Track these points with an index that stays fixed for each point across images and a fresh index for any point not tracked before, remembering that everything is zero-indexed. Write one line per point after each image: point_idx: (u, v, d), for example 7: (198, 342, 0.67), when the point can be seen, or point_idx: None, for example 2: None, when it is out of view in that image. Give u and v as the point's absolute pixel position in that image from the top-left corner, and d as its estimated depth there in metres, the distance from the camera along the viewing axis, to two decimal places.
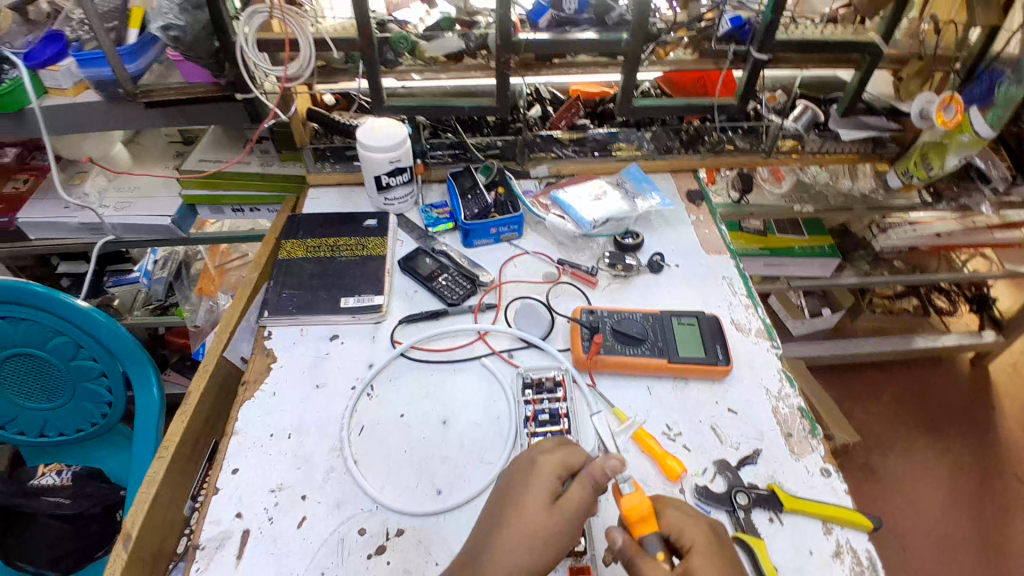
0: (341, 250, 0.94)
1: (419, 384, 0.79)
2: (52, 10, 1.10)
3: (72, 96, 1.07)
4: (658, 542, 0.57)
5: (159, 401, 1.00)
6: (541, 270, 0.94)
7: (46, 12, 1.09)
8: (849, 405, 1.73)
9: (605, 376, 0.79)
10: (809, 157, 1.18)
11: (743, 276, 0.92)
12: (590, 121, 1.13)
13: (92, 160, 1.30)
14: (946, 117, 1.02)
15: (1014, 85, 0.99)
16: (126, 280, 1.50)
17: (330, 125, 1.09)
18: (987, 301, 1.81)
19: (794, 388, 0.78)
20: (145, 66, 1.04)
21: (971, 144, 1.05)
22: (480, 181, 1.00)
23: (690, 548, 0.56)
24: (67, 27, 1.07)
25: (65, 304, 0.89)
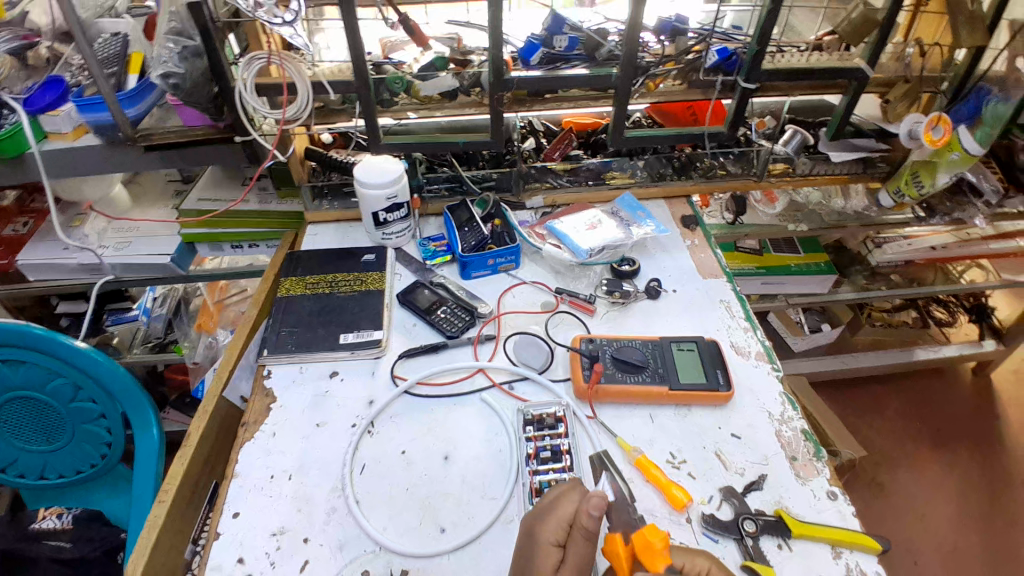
0: (339, 286, 0.94)
1: (419, 419, 0.78)
2: (52, 55, 1.12)
3: (72, 140, 1.09)
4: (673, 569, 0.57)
5: (159, 441, 0.99)
6: (538, 299, 0.94)
7: (45, 57, 1.11)
8: (853, 419, 1.72)
9: (606, 405, 0.78)
10: (800, 180, 1.20)
11: (740, 299, 0.93)
12: (583, 152, 1.14)
13: (92, 205, 1.31)
14: (934, 136, 1.06)
15: (1002, 104, 1.09)
16: (125, 318, 1.50)
17: (325, 163, 1.09)
18: (985, 311, 1.83)
19: (796, 410, 0.78)
20: (144, 110, 1.07)
21: (961, 163, 1.07)
22: (477, 214, 1.02)
23: (707, 574, 0.57)
24: (67, 72, 1.08)
25: (64, 346, 0.89)
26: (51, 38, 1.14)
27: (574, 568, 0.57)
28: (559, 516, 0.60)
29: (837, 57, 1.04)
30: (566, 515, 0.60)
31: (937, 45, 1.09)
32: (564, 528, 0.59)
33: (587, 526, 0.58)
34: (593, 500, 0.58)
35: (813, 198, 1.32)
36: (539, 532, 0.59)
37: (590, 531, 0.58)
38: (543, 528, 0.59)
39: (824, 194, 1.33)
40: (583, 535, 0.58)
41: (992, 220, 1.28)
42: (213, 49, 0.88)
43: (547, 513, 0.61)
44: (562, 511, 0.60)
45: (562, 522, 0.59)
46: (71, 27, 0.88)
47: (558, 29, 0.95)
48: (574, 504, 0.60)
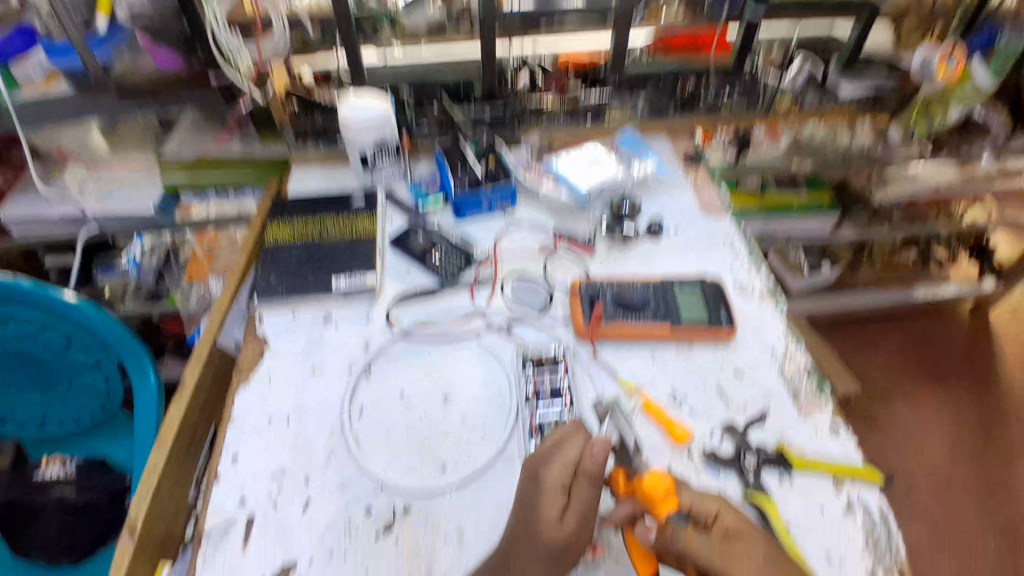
0: (329, 230, 0.91)
1: (417, 363, 0.77)
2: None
3: (45, 87, 1.13)
4: (682, 517, 0.56)
5: (157, 389, 0.98)
6: (536, 240, 0.91)
7: None
8: (850, 358, 1.73)
9: (607, 345, 0.77)
10: (807, 113, 1.14)
11: (746, 240, 0.90)
12: (580, 86, 1.07)
13: (66, 152, 1.20)
14: (949, 68, 1.07)
15: (1016, 40, 1.10)
16: (115, 271, 1.49)
17: (309, 102, 1.05)
18: (987, 251, 1.78)
19: (800, 347, 0.77)
20: (115, 54, 1.12)
21: (972, 95, 1.11)
22: (470, 153, 0.97)
23: (717, 515, 0.56)
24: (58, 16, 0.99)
25: (54, 296, 0.86)
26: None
27: (578, 512, 0.56)
28: (565, 458, 0.58)
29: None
30: (570, 458, 0.58)
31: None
32: (570, 470, 0.58)
33: (592, 470, 0.57)
34: (598, 445, 0.58)
35: None
36: (543, 474, 0.58)
37: (597, 476, 0.57)
38: (550, 469, 0.58)
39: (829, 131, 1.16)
40: (589, 481, 0.57)
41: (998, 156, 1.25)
42: None
43: (550, 457, 0.59)
44: (568, 453, 0.59)
45: (567, 465, 0.58)
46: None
47: None
48: (578, 448, 0.59)
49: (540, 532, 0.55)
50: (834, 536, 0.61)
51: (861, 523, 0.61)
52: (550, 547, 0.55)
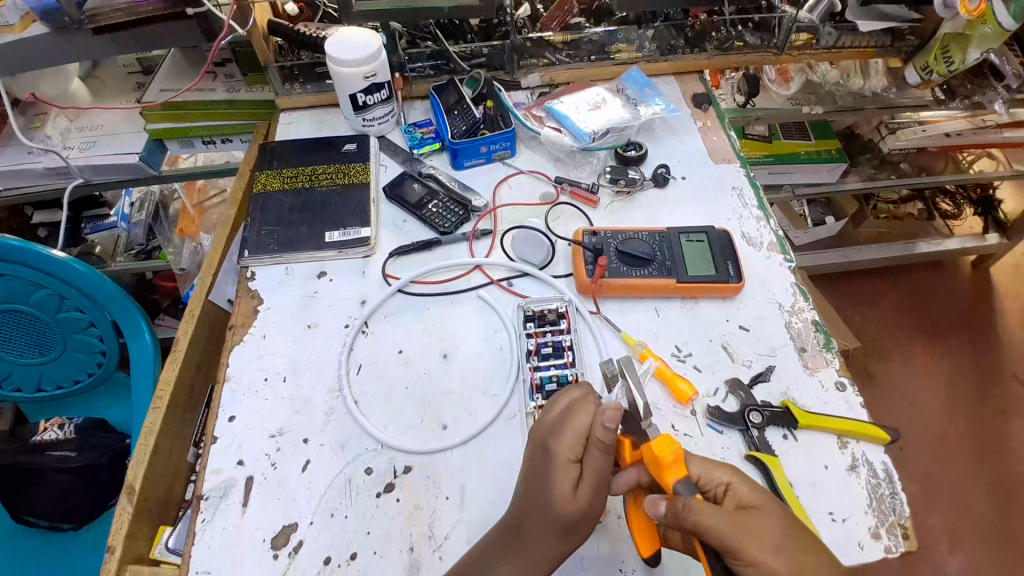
0: (320, 180, 0.87)
1: (415, 319, 0.75)
2: None
3: (18, 32, 0.95)
4: (691, 487, 0.52)
5: (153, 347, 0.97)
6: (537, 190, 0.87)
7: None
8: (850, 312, 1.72)
9: (610, 301, 0.75)
10: (822, 53, 1.08)
11: (754, 186, 0.86)
12: (585, 20, 1.00)
13: (41, 98, 1.16)
14: (969, 5, 0.91)
15: None
16: (103, 226, 1.43)
17: (293, 39, 0.96)
18: (993, 204, 1.77)
19: (808, 301, 0.75)
20: None
21: (994, 36, 0.93)
22: (467, 95, 0.92)
23: (728, 486, 0.53)
24: None
25: (41, 255, 0.84)
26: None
27: (591, 481, 0.55)
28: (576, 428, 0.57)
29: None
30: (581, 429, 0.57)
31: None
32: (581, 442, 0.57)
33: (603, 439, 0.55)
34: (609, 411, 0.55)
35: (832, 77, 1.15)
36: (553, 448, 0.57)
37: (608, 444, 0.55)
38: (562, 438, 0.57)
39: (841, 72, 1.17)
40: (600, 449, 0.55)
41: (1012, 106, 1.19)
42: None
43: (560, 426, 0.58)
44: (579, 423, 0.57)
45: (578, 435, 0.57)
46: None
47: None
48: (589, 417, 0.57)
49: (552, 502, 0.54)
50: (838, 495, 0.60)
51: (864, 479, 0.62)
52: (562, 517, 0.53)
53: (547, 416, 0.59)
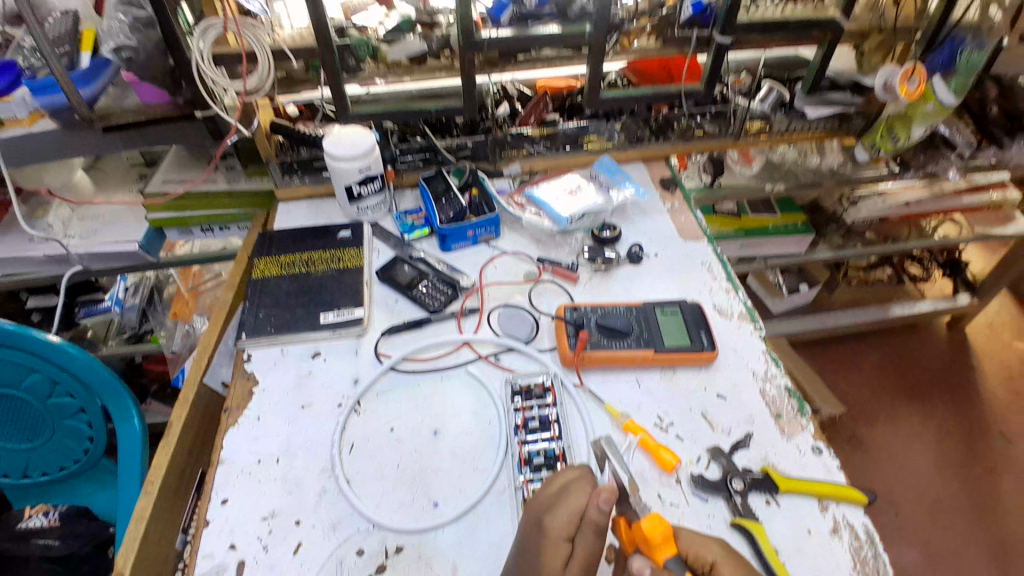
0: (316, 266, 0.92)
1: (406, 397, 0.77)
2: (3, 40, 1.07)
3: (27, 126, 1.04)
4: (680, 564, 0.55)
5: (140, 432, 0.96)
6: (521, 269, 0.93)
7: None
8: (833, 377, 1.76)
9: (593, 373, 0.78)
10: (777, 136, 1.15)
11: (722, 260, 0.93)
12: (559, 115, 1.09)
13: (52, 192, 1.26)
14: (910, 89, 1.02)
15: (976, 53, 1.06)
16: (97, 310, 1.47)
17: (293, 138, 1.04)
18: (960, 266, 1.86)
19: (779, 368, 0.79)
20: (99, 89, 1.01)
21: (935, 113, 1.07)
22: (454, 184, 0.98)
23: (712, 567, 0.55)
24: (20, 55, 1.04)
25: (36, 340, 0.86)
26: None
27: (582, 563, 0.56)
28: (569, 511, 0.57)
29: (810, 8, 0.96)
30: (575, 507, 0.58)
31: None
32: (574, 522, 0.57)
33: (597, 520, 0.56)
34: (603, 494, 0.56)
35: (789, 156, 1.26)
36: (547, 525, 0.57)
37: (602, 526, 0.56)
38: (553, 521, 0.57)
39: (799, 151, 1.27)
40: (594, 530, 0.56)
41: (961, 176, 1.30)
42: (164, 17, 0.81)
43: (556, 505, 0.59)
44: (572, 505, 0.58)
45: (571, 515, 0.57)
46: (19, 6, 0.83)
47: None
48: (584, 496, 0.58)
49: None
50: (823, 560, 0.62)
51: (847, 542, 0.63)
52: None
53: (545, 493, 0.61)
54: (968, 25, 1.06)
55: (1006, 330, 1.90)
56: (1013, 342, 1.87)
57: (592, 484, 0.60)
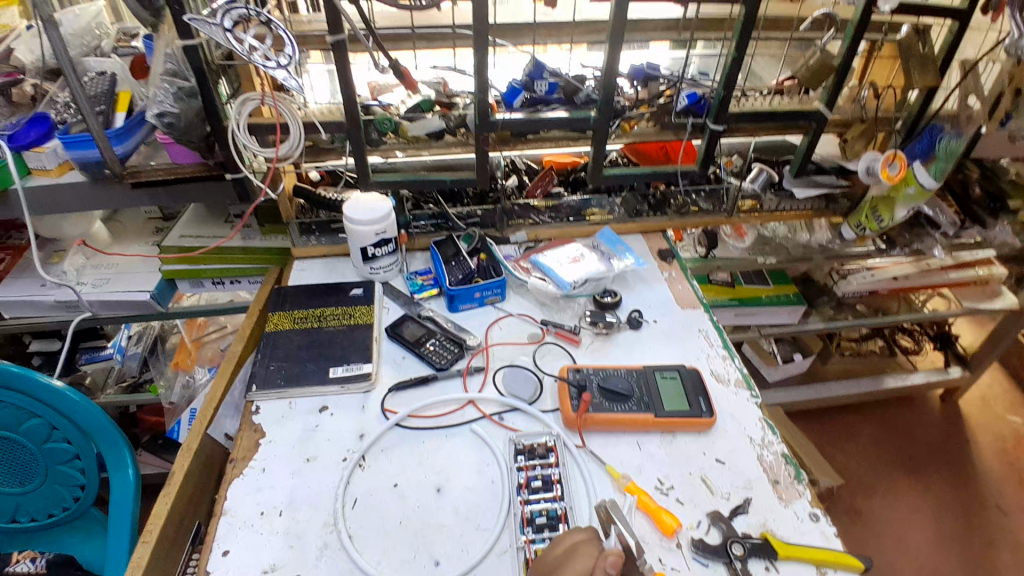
0: (328, 321, 0.95)
1: (411, 453, 0.79)
2: (36, 91, 1.15)
3: (56, 177, 1.09)
4: None
5: (134, 482, 0.96)
6: (525, 331, 0.96)
7: (29, 93, 1.14)
8: (829, 448, 1.76)
9: (595, 434, 0.80)
10: (768, 216, 1.22)
11: (717, 328, 0.97)
12: (564, 189, 1.17)
13: (82, 242, 1.33)
14: (891, 172, 1.08)
15: (955, 140, 1.11)
16: (100, 357, 1.46)
17: (314, 200, 1.10)
18: (950, 339, 1.91)
19: (776, 434, 0.81)
20: (132, 148, 1.08)
21: (916, 197, 1.13)
22: (463, 248, 1.04)
23: None
24: (53, 108, 1.09)
25: (40, 384, 0.87)
26: (34, 74, 1.18)
27: None
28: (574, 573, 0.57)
29: (795, 100, 1.05)
30: (581, 570, 0.58)
31: (889, 87, 1.13)
32: None
33: None
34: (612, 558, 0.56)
35: (780, 232, 1.35)
36: None
37: None
38: None
39: (789, 228, 1.35)
40: None
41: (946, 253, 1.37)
42: (207, 90, 0.89)
43: (561, 567, 0.59)
44: (578, 567, 0.58)
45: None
46: (62, 62, 0.89)
47: (539, 73, 0.95)
48: (591, 560, 0.58)
49: None
50: None
51: None
52: None
53: (549, 554, 0.61)
54: (946, 115, 1.13)
55: (999, 403, 1.93)
56: (1006, 414, 1.89)
57: (597, 547, 0.61)
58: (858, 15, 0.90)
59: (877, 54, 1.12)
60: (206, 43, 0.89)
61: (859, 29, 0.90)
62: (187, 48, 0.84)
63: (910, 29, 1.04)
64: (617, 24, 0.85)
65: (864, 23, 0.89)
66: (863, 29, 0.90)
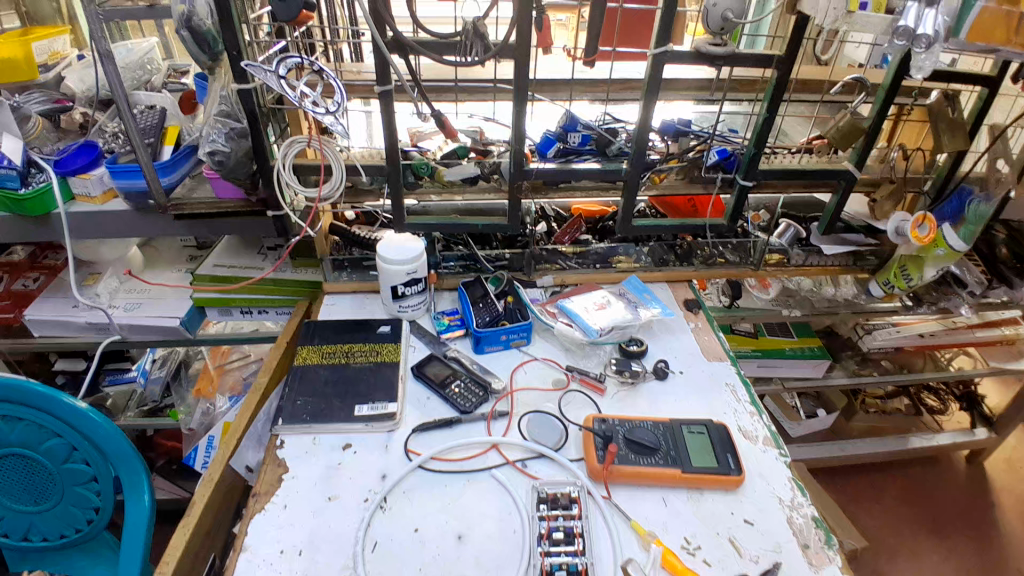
0: (355, 357, 0.96)
1: (433, 496, 0.78)
2: (85, 120, 1.21)
3: (99, 204, 1.14)
4: None
5: (148, 509, 0.96)
6: (549, 376, 0.96)
7: (77, 121, 1.20)
8: (853, 507, 1.70)
9: (620, 487, 0.79)
10: (795, 270, 1.19)
11: (744, 382, 0.96)
12: (591, 237, 1.18)
13: (131, 271, 1.37)
14: (922, 234, 1.07)
15: (983, 203, 1.09)
16: (123, 379, 1.50)
17: (349, 238, 1.14)
18: (975, 398, 1.86)
19: (806, 496, 0.79)
20: (177, 180, 1.13)
21: (946, 257, 1.10)
22: (491, 290, 1.06)
23: None
24: (101, 138, 1.17)
25: (64, 405, 0.88)
26: (84, 102, 1.25)
27: None
28: None
29: (825, 159, 1.07)
30: None
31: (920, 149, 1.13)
32: None
33: None
34: None
35: (805, 285, 1.34)
36: None
37: None
38: None
39: (814, 282, 1.35)
40: None
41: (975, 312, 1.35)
42: (258, 131, 0.94)
43: None
44: None
45: None
46: (116, 95, 0.94)
47: (572, 126, 0.99)
48: None
49: None
50: None
51: None
52: None
53: None
54: (975, 178, 1.14)
55: None
56: None
57: None
58: (888, 80, 0.92)
59: (906, 118, 1.13)
60: (260, 88, 0.94)
61: (889, 93, 0.92)
62: (242, 91, 0.89)
63: (939, 94, 1.05)
64: (651, 83, 0.88)
65: (896, 87, 0.91)
66: (893, 93, 0.92)
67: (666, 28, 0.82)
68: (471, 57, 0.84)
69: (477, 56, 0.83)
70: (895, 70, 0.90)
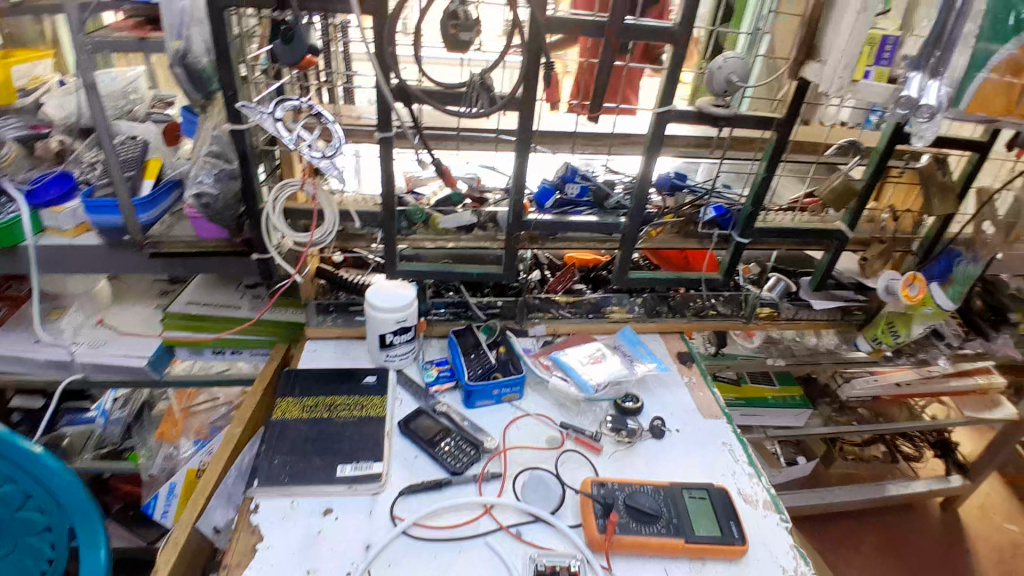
0: (339, 412, 0.91)
1: (422, 568, 0.73)
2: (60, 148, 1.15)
3: (71, 237, 1.08)
4: None
5: (104, 568, 0.83)
6: (543, 434, 0.92)
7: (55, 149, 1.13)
8: (833, 556, 1.68)
9: (619, 557, 0.75)
10: (787, 324, 1.19)
11: (742, 441, 0.93)
12: (585, 286, 1.18)
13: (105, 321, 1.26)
14: (911, 293, 1.09)
15: (971, 265, 1.13)
16: (81, 420, 1.41)
17: (335, 281, 1.12)
18: (949, 446, 1.87)
19: (809, 566, 0.76)
20: (157, 215, 1.05)
21: (934, 316, 1.14)
22: (483, 340, 1.02)
23: None
24: (78, 168, 1.11)
25: (18, 448, 0.78)
26: (62, 130, 1.17)
27: None
28: None
29: (817, 217, 1.08)
30: None
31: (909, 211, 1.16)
32: None
33: None
34: None
35: (788, 334, 1.34)
36: None
37: None
38: None
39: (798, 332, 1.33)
40: None
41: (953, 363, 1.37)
42: (249, 172, 0.90)
43: None
44: None
45: None
46: (98, 125, 0.90)
47: (570, 177, 0.99)
48: None
49: None
50: None
51: None
52: None
53: None
54: (962, 240, 1.16)
55: (997, 511, 1.87)
56: (1004, 523, 1.84)
57: None
58: (883, 145, 0.94)
59: (895, 180, 1.15)
60: (253, 130, 0.91)
61: (883, 158, 0.94)
62: (234, 131, 0.86)
63: (930, 158, 1.09)
64: (653, 139, 0.88)
65: (890, 153, 0.94)
66: (886, 158, 0.94)
67: (669, 88, 0.83)
68: (476, 108, 0.82)
69: (483, 108, 0.82)
70: (889, 136, 0.92)
